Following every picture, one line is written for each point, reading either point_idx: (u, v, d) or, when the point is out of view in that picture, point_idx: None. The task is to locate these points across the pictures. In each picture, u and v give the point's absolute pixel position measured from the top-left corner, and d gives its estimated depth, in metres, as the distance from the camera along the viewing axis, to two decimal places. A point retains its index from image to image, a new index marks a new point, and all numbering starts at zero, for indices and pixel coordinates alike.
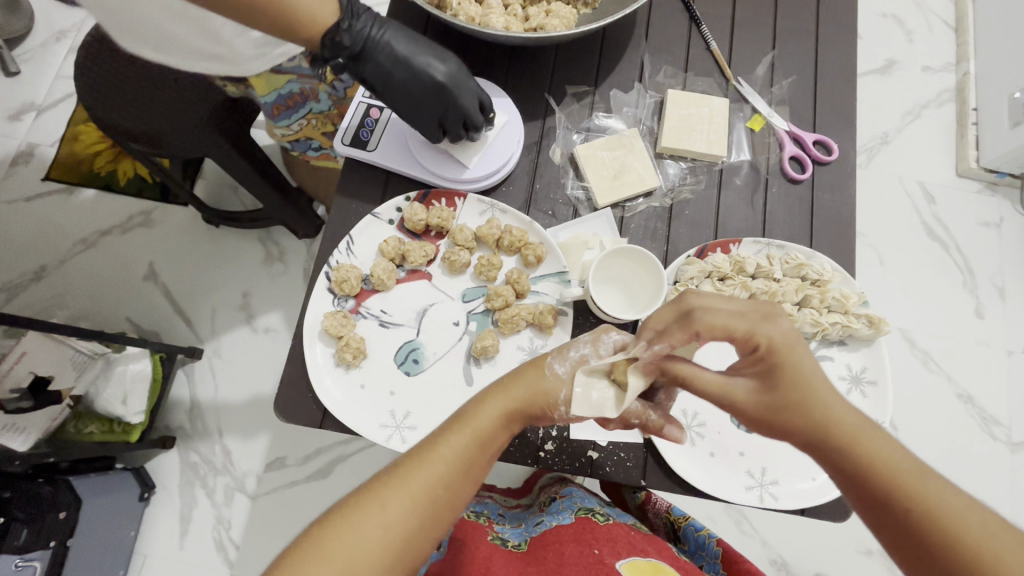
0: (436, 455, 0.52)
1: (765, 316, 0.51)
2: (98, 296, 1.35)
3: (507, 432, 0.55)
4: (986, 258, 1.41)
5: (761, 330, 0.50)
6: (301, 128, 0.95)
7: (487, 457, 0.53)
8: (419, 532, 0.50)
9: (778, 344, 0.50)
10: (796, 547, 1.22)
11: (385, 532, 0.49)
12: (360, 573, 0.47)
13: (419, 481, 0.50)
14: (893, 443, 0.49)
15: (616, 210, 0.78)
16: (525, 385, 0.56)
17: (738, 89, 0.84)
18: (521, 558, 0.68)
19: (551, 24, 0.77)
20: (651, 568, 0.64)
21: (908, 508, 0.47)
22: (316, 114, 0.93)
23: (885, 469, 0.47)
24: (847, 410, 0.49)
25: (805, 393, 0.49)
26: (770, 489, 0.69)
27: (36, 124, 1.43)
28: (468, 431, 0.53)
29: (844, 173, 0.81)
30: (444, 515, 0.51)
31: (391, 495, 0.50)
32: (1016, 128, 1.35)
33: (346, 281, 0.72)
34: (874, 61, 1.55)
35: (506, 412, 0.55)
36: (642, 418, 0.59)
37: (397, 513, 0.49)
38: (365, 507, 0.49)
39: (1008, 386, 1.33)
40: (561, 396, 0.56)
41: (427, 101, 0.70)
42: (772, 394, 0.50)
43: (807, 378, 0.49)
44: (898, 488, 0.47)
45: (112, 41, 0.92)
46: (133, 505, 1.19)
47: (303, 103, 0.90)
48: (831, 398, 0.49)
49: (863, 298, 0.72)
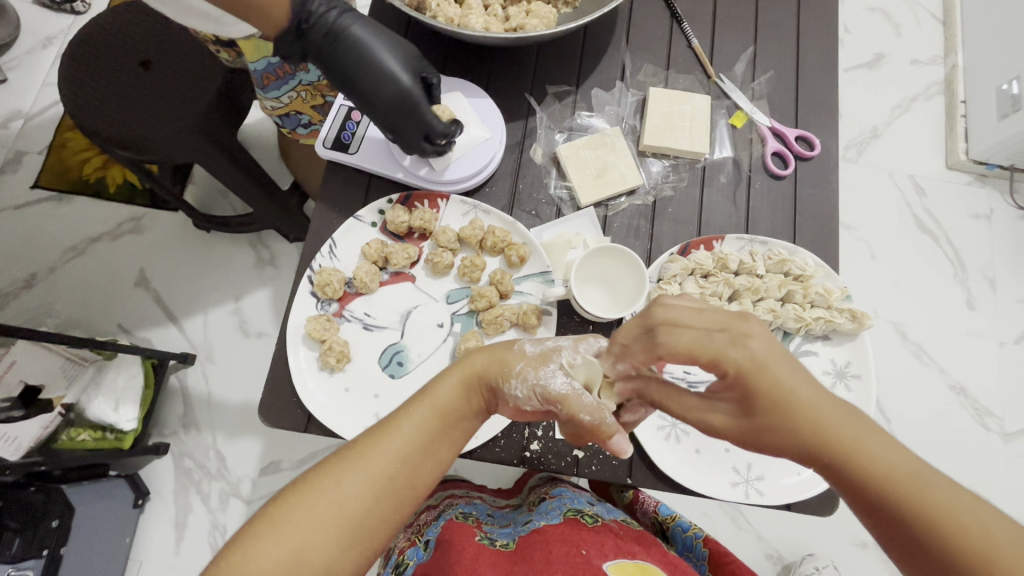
0: (394, 430, 0.52)
1: (736, 336, 0.47)
2: (88, 303, 1.34)
3: (468, 406, 0.55)
4: (977, 250, 1.42)
5: (732, 356, 0.46)
6: (291, 101, 0.90)
7: (446, 431, 0.54)
8: (376, 507, 0.50)
9: (750, 366, 0.46)
10: (791, 542, 1.22)
11: (341, 506, 0.49)
12: (316, 550, 0.48)
13: (376, 456, 0.50)
14: (888, 448, 0.46)
15: (599, 210, 0.78)
16: (484, 357, 0.56)
17: (720, 86, 0.84)
18: (507, 557, 0.67)
19: (530, 24, 0.77)
20: (637, 569, 0.64)
21: (906, 519, 0.45)
22: (307, 87, 0.88)
23: (879, 479, 0.45)
24: (836, 421, 0.46)
25: (787, 412, 0.46)
26: (756, 485, 0.70)
27: (23, 131, 1.42)
28: (426, 405, 0.53)
29: (826, 167, 0.81)
30: (404, 491, 0.51)
31: (348, 471, 0.50)
32: (1003, 120, 1.35)
33: (329, 285, 0.71)
34: (862, 55, 1.55)
35: (464, 386, 0.55)
36: (594, 416, 0.53)
37: (353, 488, 0.49)
38: (320, 484, 0.49)
39: (1000, 377, 1.33)
40: (514, 367, 0.55)
41: (387, 114, 0.68)
42: (754, 415, 0.47)
43: (789, 397, 0.46)
44: (894, 498, 0.45)
45: (96, 52, 0.93)
46: (127, 512, 1.19)
47: (292, 74, 0.85)
48: (816, 411, 0.46)
49: (846, 292, 0.72)
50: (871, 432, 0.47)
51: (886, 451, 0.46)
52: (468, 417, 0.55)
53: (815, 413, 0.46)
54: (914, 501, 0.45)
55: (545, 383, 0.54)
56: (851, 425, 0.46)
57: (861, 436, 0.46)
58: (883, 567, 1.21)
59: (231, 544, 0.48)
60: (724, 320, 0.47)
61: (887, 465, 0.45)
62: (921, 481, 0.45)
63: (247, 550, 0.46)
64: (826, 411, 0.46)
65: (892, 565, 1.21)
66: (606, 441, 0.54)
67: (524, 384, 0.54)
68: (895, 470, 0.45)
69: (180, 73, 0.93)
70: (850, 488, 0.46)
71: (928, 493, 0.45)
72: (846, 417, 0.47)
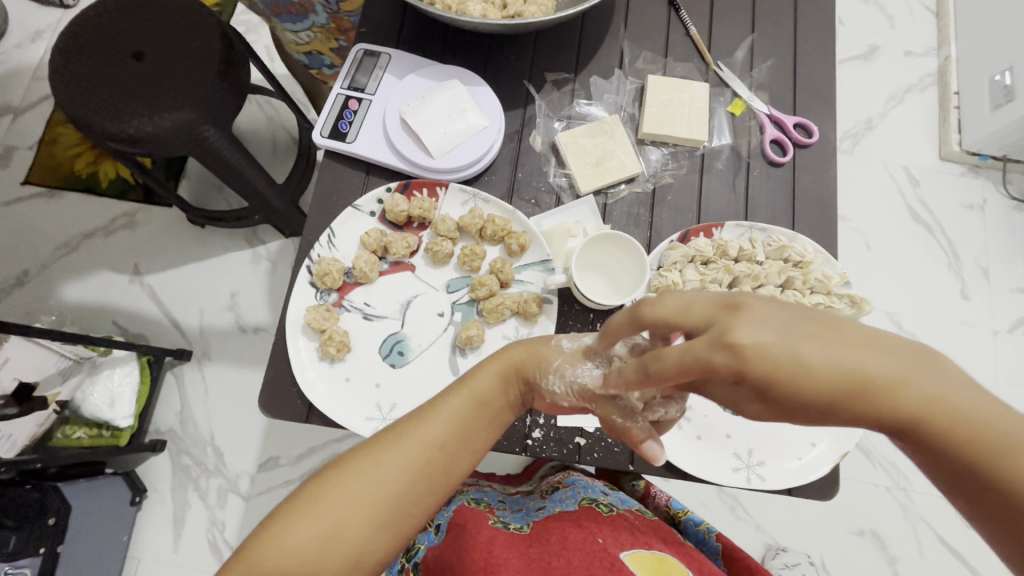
0: (432, 416, 0.52)
1: (717, 334, 0.39)
2: (81, 299, 1.33)
3: (505, 398, 0.55)
4: (971, 240, 1.42)
5: (721, 359, 0.39)
6: (310, 40, 0.99)
7: (484, 419, 0.54)
8: (412, 490, 0.50)
9: (745, 364, 0.38)
10: (790, 532, 1.23)
11: (379, 486, 0.49)
12: (350, 531, 0.48)
13: (414, 439, 0.51)
14: (961, 401, 0.39)
15: (598, 198, 0.78)
16: (525, 348, 0.56)
17: (718, 73, 0.84)
18: (522, 540, 0.67)
19: (528, 11, 0.76)
20: (655, 560, 0.63)
21: (996, 487, 0.39)
22: (321, 28, 0.95)
23: (958, 441, 0.40)
24: (888, 379, 0.39)
25: (819, 393, 0.39)
26: (757, 470, 0.70)
27: (13, 127, 1.41)
28: (464, 393, 0.53)
29: (825, 155, 0.81)
30: (440, 476, 0.51)
31: (386, 453, 0.50)
32: (996, 111, 1.35)
33: (328, 274, 0.71)
34: (856, 47, 1.55)
35: (503, 376, 0.55)
36: (625, 419, 0.52)
37: (392, 469, 0.50)
38: (359, 465, 0.50)
39: (994, 366, 1.34)
40: (551, 363, 0.54)
41: None
42: (780, 404, 0.40)
43: (812, 373, 0.38)
44: (982, 458, 0.39)
45: (90, 46, 0.91)
46: (124, 509, 1.18)
47: (306, 15, 0.91)
48: (863, 373, 0.39)
49: (845, 278, 0.73)
50: (936, 380, 0.40)
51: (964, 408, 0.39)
52: (504, 409, 0.55)
53: (861, 376, 0.39)
54: (1010, 465, 0.39)
55: (583, 382, 0.53)
56: (907, 381, 0.39)
57: (924, 392, 0.39)
58: (881, 556, 1.22)
59: (269, 516, 0.49)
60: (710, 313, 0.40)
61: (960, 421, 0.39)
62: (1015, 439, 0.39)
63: (287, 525, 0.47)
64: (874, 370, 0.39)
65: (891, 554, 1.22)
66: (639, 445, 0.53)
67: (562, 380, 0.53)
68: (974, 427, 0.39)
69: (171, 64, 0.92)
70: (923, 450, 0.41)
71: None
72: (903, 369, 0.39)
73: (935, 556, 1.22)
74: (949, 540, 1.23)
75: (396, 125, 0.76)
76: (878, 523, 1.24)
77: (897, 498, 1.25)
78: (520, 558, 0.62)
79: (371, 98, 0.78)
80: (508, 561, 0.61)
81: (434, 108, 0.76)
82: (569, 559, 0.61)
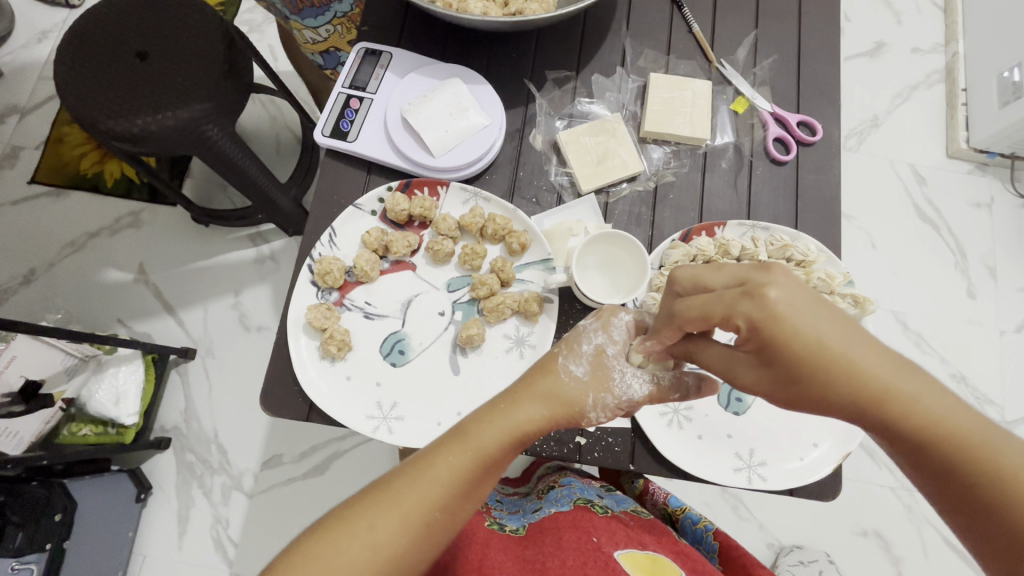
0: (430, 474, 0.50)
1: (751, 289, 0.43)
2: (86, 298, 1.34)
3: (509, 455, 0.53)
4: (977, 238, 1.41)
5: (743, 308, 0.43)
6: (328, 35, 0.98)
7: (486, 477, 0.52)
8: (410, 552, 0.49)
9: (766, 318, 0.42)
10: (794, 532, 1.22)
11: (375, 550, 0.47)
12: None
13: (412, 500, 0.49)
14: (945, 401, 0.42)
15: (599, 196, 0.78)
16: (538, 399, 0.54)
17: (720, 71, 0.83)
18: (518, 542, 0.67)
19: (529, 8, 0.76)
20: (649, 561, 0.63)
21: (973, 485, 0.41)
22: (340, 18, 0.95)
23: (942, 442, 0.42)
24: (878, 370, 0.43)
25: (815, 367, 0.43)
26: (758, 471, 0.69)
27: (20, 127, 1.42)
28: (466, 450, 0.51)
29: (828, 153, 0.80)
30: (439, 536, 0.50)
31: (381, 514, 0.49)
32: (1005, 108, 1.33)
33: (329, 273, 0.71)
34: (863, 44, 1.54)
35: (514, 435, 0.53)
36: (682, 391, 0.58)
37: (387, 531, 0.48)
38: (353, 526, 0.48)
39: (1002, 366, 1.33)
40: (586, 402, 0.55)
41: None
42: (778, 370, 0.44)
43: (816, 343, 0.43)
44: (960, 459, 0.41)
45: (96, 49, 0.92)
46: (130, 505, 1.19)
47: (327, 6, 0.91)
48: (858, 359, 0.43)
49: (848, 277, 0.72)
50: (921, 379, 0.43)
51: (947, 409, 0.42)
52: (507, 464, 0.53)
53: (854, 362, 0.43)
54: (983, 462, 0.41)
55: (626, 393, 0.56)
56: (895, 374, 0.43)
57: (912, 389, 0.42)
58: (885, 558, 1.21)
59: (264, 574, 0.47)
60: (741, 273, 0.45)
61: (945, 422, 0.42)
62: (991, 439, 0.41)
63: None
64: (865, 358, 0.43)
65: (895, 555, 1.21)
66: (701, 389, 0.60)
67: (603, 409, 0.56)
68: (955, 428, 0.42)
69: (178, 63, 0.92)
70: (906, 448, 0.43)
71: (1004, 452, 0.41)
72: (893, 366, 0.43)
73: (940, 556, 1.21)
74: (953, 540, 1.22)
75: (396, 124, 0.76)
76: (883, 524, 1.23)
77: (902, 498, 1.24)
78: (514, 560, 0.63)
79: (372, 97, 0.78)
80: (502, 563, 0.62)
81: (435, 107, 0.76)
82: (564, 559, 0.61)
